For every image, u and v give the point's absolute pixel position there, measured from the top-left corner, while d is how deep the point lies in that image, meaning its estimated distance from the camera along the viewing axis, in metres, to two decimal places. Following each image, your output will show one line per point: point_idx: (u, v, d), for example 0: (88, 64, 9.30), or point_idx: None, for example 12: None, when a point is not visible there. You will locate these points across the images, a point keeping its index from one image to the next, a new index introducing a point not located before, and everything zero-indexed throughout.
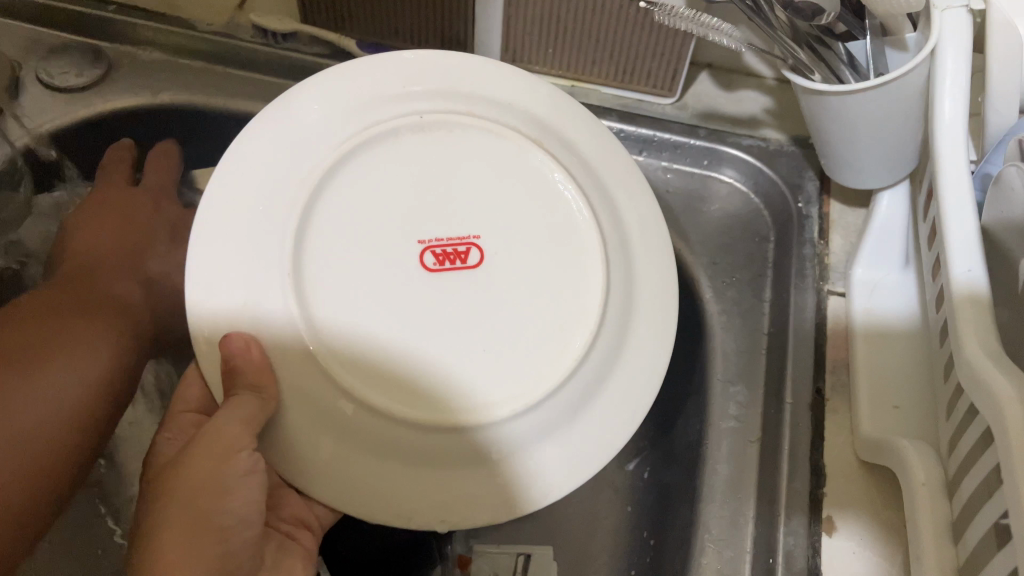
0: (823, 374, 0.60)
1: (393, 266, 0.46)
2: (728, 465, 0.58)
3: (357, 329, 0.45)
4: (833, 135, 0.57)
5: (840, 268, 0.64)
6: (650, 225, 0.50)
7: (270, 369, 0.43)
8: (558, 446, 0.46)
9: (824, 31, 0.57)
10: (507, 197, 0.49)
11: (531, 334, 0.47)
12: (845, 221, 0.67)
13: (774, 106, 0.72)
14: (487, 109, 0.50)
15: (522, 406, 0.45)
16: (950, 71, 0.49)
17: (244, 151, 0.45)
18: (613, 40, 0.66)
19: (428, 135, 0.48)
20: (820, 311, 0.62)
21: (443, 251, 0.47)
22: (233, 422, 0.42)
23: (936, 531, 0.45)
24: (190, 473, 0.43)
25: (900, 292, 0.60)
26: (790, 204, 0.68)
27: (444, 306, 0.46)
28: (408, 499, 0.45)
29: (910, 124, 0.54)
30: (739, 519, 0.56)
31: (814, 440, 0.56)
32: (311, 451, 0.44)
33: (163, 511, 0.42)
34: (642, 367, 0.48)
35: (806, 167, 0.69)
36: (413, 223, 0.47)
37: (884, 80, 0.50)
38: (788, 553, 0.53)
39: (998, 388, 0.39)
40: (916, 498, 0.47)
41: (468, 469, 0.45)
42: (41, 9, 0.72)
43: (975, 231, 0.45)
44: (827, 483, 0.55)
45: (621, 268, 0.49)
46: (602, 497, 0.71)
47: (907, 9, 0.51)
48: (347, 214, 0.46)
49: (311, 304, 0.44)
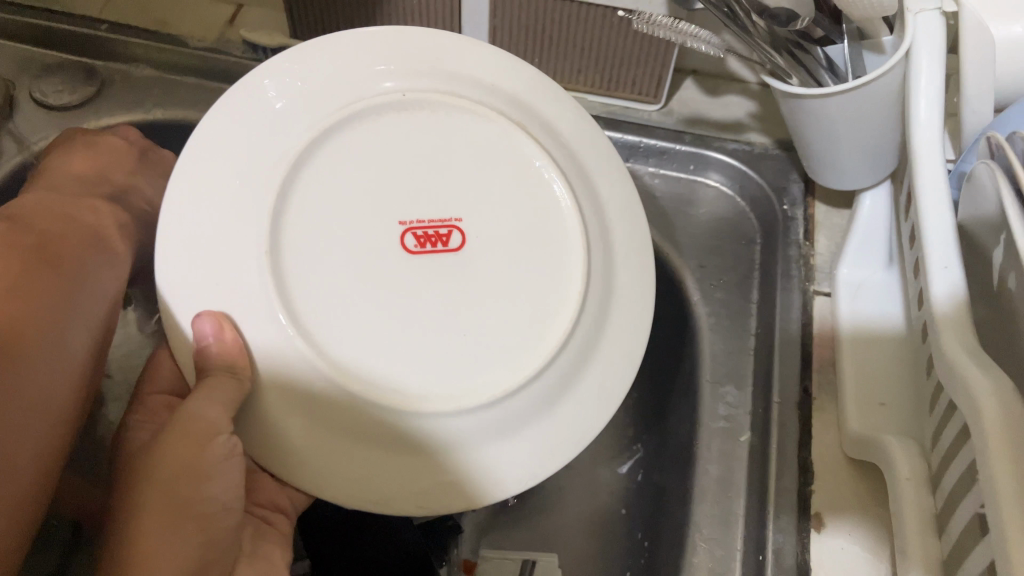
0: (810, 372, 0.60)
1: (375, 253, 0.44)
2: (719, 466, 0.59)
3: (331, 316, 0.43)
4: (814, 137, 0.58)
5: (826, 268, 0.65)
6: (629, 219, 0.50)
7: (243, 350, 0.42)
8: (536, 434, 0.46)
9: (802, 36, 0.57)
10: (490, 179, 0.47)
11: (513, 319, 0.46)
12: (830, 223, 0.68)
13: (758, 110, 0.73)
14: (469, 86, 0.48)
15: (503, 392, 0.44)
16: (925, 72, 0.50)
17: (214, 131, 0.44)
18: (594, 48, 0.67)
19: (409, 113, 0.46)
20: (807, 311, 0.63)
21: (424, 232, 0.45)
22: (211, 402, 0.41)
23: (920, 526, 0.46)
24: (165, 458, 0.42)
25: (885, 290, 0.61)
26: (775, 207, 0.69)
27: (426, 293, 0.44)
28: (382, 485, 0.44)
29: (888, 125, 0.55)
30: (731, 518, 0.56)
31: (802, 437, 0.57)
32: (287, 434, 0.43)
33: (142, 496, 0.40)
34: (612, 359, 0.48)
35: (792, 169, 0.70)
36: (393, 206, 0.45)
37: (859, 82, 0.51)
38: (777, 550, 0.53)
39: (975, 385, 0.39)
40: (900, 491, 0.48)
41: (442, 459, 0.44)
42: (34, 27, 0.74)
43: (953, 228, 0.46)
44: (814, 480, 0.55)
45: (602, 255, 0.48)
46: (597, 501, 0.72)
47: (882, 12, 0.52)
48: (323, 195, 0.44)
49: (289, 287, 0.42)
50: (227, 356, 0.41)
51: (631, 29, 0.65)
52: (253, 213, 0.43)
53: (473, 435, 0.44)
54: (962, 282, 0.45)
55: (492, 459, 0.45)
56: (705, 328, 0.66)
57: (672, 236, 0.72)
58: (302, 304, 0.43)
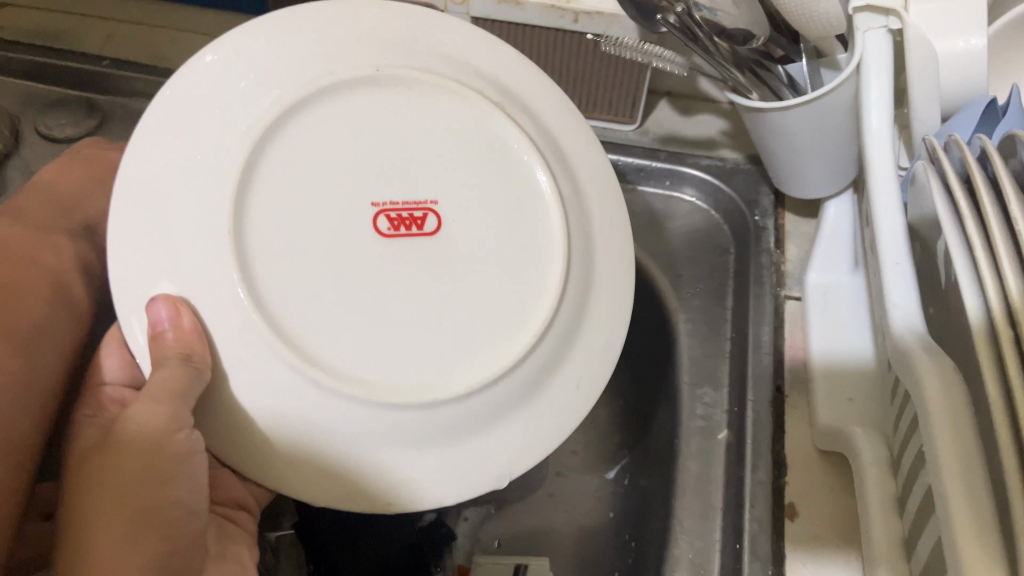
0: (782, 372, 0.63)
1: (346, 237, 0.42)
2: (697, 463, 0.62)
3: (293, 302, 0.41)
4: (777, 148, 0.61)
5: (796, 275, 0.69)
6: (608, 209, 0.51)
7: (202, 337, 0.41)
8: (509, 431, 0.46)
9: (763, 54, 0.61)
10: (466, 161, 0.46)
11: (489, 307, 0.45)
12: (799, 232, 0.71)
13: (730, 128, 0.77)
14: (446, 62, 0.46)
15: (478, 383, 0.43)
16: (873, 81, 0.54)
17: (178, 106, 0.42)
18: (569, 71, 0.71)
19: (382, 90, 0.44)
20: (779, 315, 0.66)
21: (398, 215, 0.44)
22: (162, 406, 0.41)
23: (884, 508, 0.49)
24: (123, 459, 0.43)
25: (855, 295, 0.64)
26: (747, 218, 0.72)
27: (398, 277, 0.43)
28: (347, 484, 0.43)
29: (845, 134, 0.59)
30: (710, 512, 0.59)
31: (775, 433, 0.60)
32: (250, 432, 0.42)
33: (98, 502, 0.42)
34: (588, 350, 0.49)
35: (762, 182, 0.73)
36: (365, 186, 0.43)
37: (813, 96, 0.54)
38: (753, 538, 0.55)
39: (920, 365, 0.43)
40: (864, 474, 0.51)
41: (398, 461, 0.44)
42: (38, 65, 0.77)
43: (902, 227, 0.50)
44: (788, 473, 0.58)
45: (580, 241, 0.48)
46: (586, 505, 0.75)
47: (833, 30, 0.56)
48: (287, 174, 0.42)
49: (248, 268, 0.41)
50: (182, 344, 0.39)
51: (602, 52, 0.68)
52: (216, 190, 0.41)
53: (429, 437, 0.44)
54: (912, 277, 0.48)
55: (439, 468, 0.45)
56: (687, 337, 0.70)
57: (652, 250, 0.76)
58: (266, 289, 0.41)
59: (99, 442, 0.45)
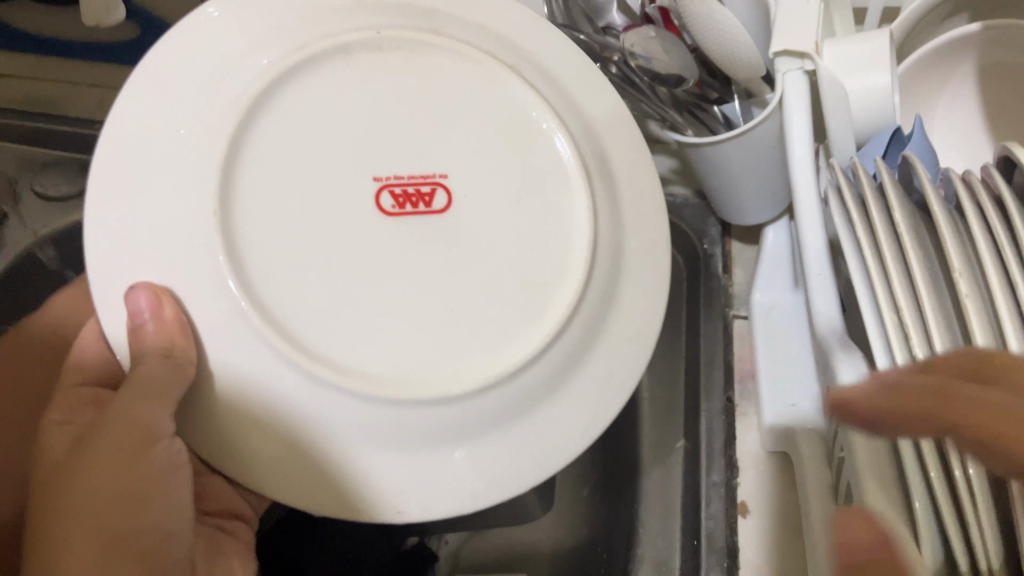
0: (732, 385, 0.69)
1: (346, 206, 0.46)
2: (658, 473, 0.69)
3: (279, 279, 0.44)
4: (715, 179, 0.68)
5: (743, 296, 0.74)
6: (636, 168, 0.53)
7: (184, 329, 0.44)
8: (495, 443, 0.48)
9: (699, 94, 0.68)
10: (470, 126, 0.49)
11: (510, 271, 0.48)
12: (744, 257, 0.77)
13: (678, 164, 0.82)
14: (458, 28, 0.49)
15: (472, 387, 0.46)
16: (794, 111, 0.59)
17: (159, 70, 0.45)
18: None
19: (383, 53, 0.47)
20: (728, 335, 0.72)
21: (402, 191, 0.47)
22: (150, 412, 0.45)
23: (821, 497, 0.54)
24: (96, 465, 0.45)
25: (793, 312, 0.68)
26: (696, 247, 0.78)
27: (411, 246, 0.47)
28: (329, 494, 0.46)
29: (775, 164, 0.66)
30: (671, 515, 0.65)
31: (727, 439, 0.66)
32: (242, 443, 0.45)
33: (70, 504, 0.44)
34: (625, 316, 0.51)
35: (710, 215, 0.79)
36: (370, 158, 0.46)
37: (737, 133, 0.61)
38: (710, 533, 0.61)
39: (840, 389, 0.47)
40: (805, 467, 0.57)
41: (378, 467, 0.46)
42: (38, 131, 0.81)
43: (823, 242, 0.55)
44: (739, 475, 0.64)
45: (607, 202, 0.51)
46: (563, 520, 0.79)
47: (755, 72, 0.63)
48: (289, 139, 0.46)
49: (234, 238, 0.44)
50: (164, 339, 0.42)
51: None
52: (194, 186, 0.44)
53: (421, 433, 0.46)
54: (832, 288, 0.54)
55: (428, 473, 0.47)
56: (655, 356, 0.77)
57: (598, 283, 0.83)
58: (255, 276, 0.44)
59: (77, 439, 0.47)
